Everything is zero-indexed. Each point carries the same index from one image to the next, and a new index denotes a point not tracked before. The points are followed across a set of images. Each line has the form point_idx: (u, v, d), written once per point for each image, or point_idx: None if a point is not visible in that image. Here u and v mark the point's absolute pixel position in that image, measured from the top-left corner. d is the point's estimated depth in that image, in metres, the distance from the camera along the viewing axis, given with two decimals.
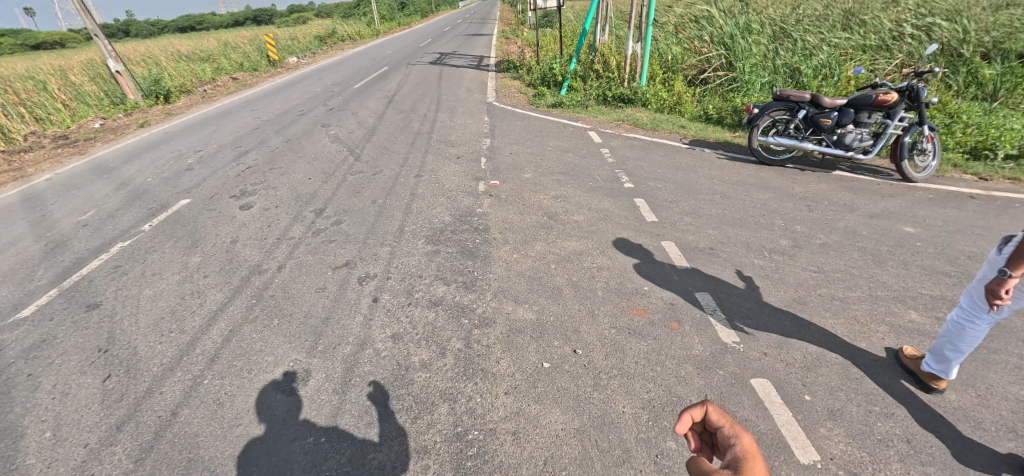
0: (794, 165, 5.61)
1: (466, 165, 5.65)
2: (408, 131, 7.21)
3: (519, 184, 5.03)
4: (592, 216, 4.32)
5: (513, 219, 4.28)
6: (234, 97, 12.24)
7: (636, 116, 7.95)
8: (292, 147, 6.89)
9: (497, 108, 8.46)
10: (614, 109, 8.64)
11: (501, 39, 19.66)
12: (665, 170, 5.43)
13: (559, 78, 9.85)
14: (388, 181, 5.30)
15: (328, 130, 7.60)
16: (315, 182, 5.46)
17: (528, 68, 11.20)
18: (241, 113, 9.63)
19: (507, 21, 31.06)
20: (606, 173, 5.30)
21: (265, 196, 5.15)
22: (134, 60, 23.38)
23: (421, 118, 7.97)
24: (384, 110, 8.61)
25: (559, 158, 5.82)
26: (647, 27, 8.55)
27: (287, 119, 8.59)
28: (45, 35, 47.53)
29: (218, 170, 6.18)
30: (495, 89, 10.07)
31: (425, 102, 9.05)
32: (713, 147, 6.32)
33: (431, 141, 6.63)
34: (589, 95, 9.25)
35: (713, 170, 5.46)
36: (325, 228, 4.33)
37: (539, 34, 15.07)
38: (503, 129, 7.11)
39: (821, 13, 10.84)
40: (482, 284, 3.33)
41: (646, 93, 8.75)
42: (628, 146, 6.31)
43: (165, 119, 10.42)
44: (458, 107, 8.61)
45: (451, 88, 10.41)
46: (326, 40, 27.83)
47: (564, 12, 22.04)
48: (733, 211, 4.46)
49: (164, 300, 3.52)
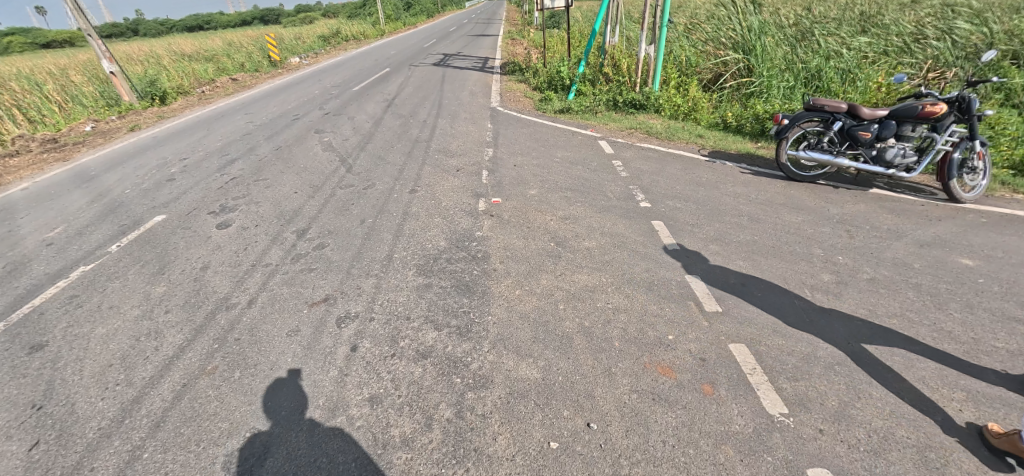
0: (826, 182, 5.09)
1: (466, 179, 5.19)
2: (406, 139, 6.75)
3: (523, 203, 4.55)
4: (605, 242, 3.84)
5: (516, 244, 3.81)
6: (230, 99, 11.85)
7: (649, 124, 7.44)
8: (282, 155, 6.46)
9: (501, 114, 7.99)
10: (625, 115, 8.15)
11: (507, 40, 19.19)
12: (684, 186, 4.94)
13: (567, 82, 9.38)
14: (380, 197, 4.85)
15: (321, 137, 7.16)
16: (301, 196, 5.01)
17: (534, 70, 10.73)
18: (235, 117, 9.21)
19: (512, 21, 30.65)
20: (619, 190, 4.82)
21: (246, 213, 4.72)
22: (137, 60, 23.17)
23: (420, 124, 7.50)
24: (382, 115, 8.16)
25: (567, 172, 5.34)
26: (662, 28, 8.04)
27: (280, 124, 8.16)
28: (54, 34, 47.74)
29: (201, 182, 5.75)
30: (499, 93, 9.58)
31: (425, 107, 8.58)
32: (735, 159, 5.81)
33: (429, 150, 6.18)
34: (598, 100, 8.77)
35: (738, 186, 4.96)
36: (307, 253, 3.88)
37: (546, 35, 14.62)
38: (506, 137, 6.64)
39: (842, 15, 10.31)
40: (478, 330, 2.86)
41: (659, 98, 8.25)
42: (643, 158, 5.81)
43: (157, 122, 10.03)
44: (460, 112, 8.14)
45: (454, 91, 9.95)
46: (330, 40, 27.49)
47: (571, 12, 21.56)
48: (763, 237, 3.97)
49: (116, 342, 3.08)
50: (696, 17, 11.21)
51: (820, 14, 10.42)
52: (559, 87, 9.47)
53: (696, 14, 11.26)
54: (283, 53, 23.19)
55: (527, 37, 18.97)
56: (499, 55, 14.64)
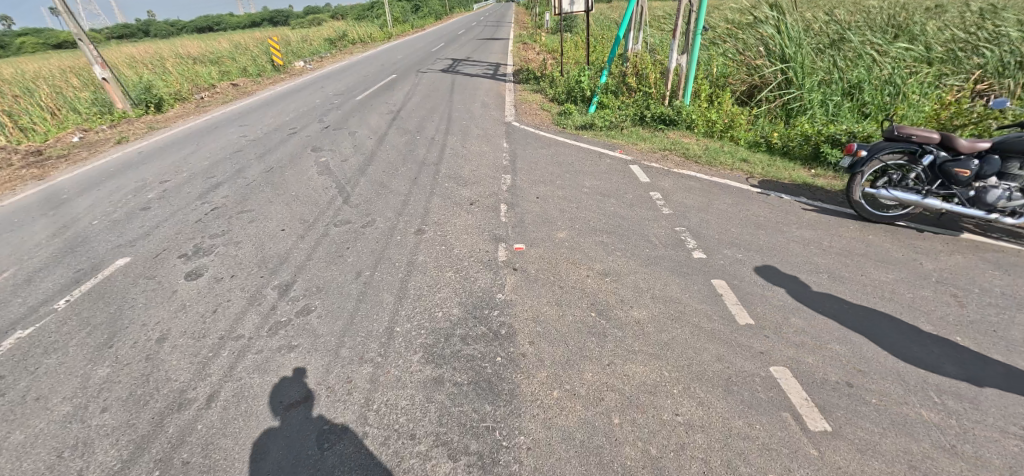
0: (906, 223, 4.29)
1: (481, 214, 4.43)
2: (411, 160, 6.00)
3: (551, 250, 3.79)
4: (659, 311, 3.07)
5: (547, 313, 3.05)
6: (227, 108, 11.16)
7: (683, 143, 6.65)
8: (272, 179, 5.73)
9: (517, 131, 7.22)
10: (654, 132, 7.37)
11: (518, 45, 18.42)
12: (741, 228, 4.18)
13: (588, 93, 8.63)
14: (380, 238, 4.11)
15: (318, 156, 6.42)
16: (289, 235, 4.29)
17: (551, 79, 9.98)
18: (227, 130, 8.50)
19: (522, 23, 29.99)
20: (665, 234, 4.04)
21: (224, 258, 4.01)
22: (141, 63, 22.68)
23: (427, 141, 6.76)
24: (386, 130, 7.42)
25: (600, 206, 4.57)
26: (695, 35, 7.25)
27: (274, 140, 7.44)
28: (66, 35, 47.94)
29: (177, 213, 5.03)
30: (513, 106, 8.82)
31: (433, 121, 7.82)
32: (792, 192, 5.01)
33: (438, 175, 5.42)
34: (622, 114, 7.99)
35: (805, 229, 4.19)
36: (288, 321, 3.15)
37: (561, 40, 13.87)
38: (524, 160, 5.87)
39: (886, 24, 9.48)
40: (507, 462, 2.11)
41: (691, 113, 7.46)
42: (686, 189, 5.03)
43: (147, 134, 9.36)
44: (472, 127, 7.39)
45: (464, 101, 9.20)
46: (337, 43, 26.94)
47: (584, 17, 20.86)
48: (854, 305, 3.20)
49: (32, 458, 2.35)
50: (726, 24, 10.41)
51: (862, 23, 9.60)
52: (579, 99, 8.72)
53: (726, 22, 10.47)
54: (289, 57, 22.64)
55: (540, 42, 18.20)
56: (512, 62, 13.85)
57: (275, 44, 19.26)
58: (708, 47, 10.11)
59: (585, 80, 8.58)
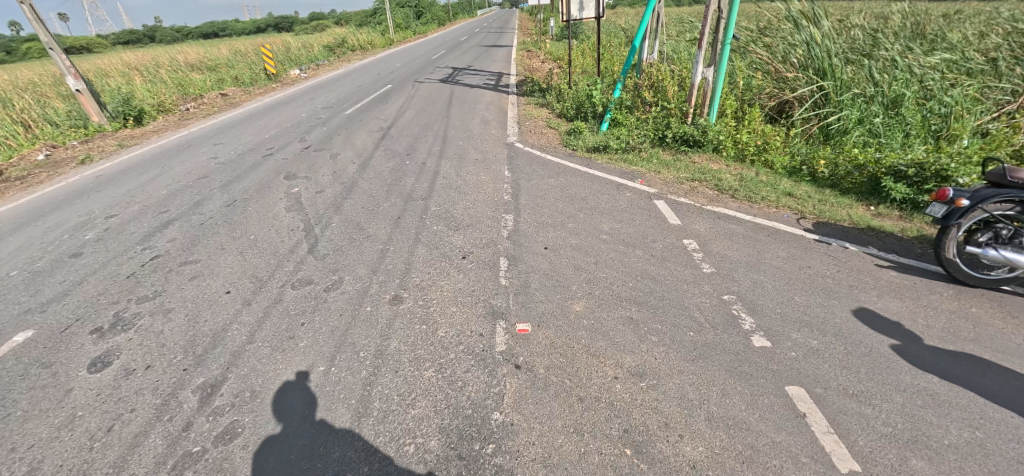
0: (1014, 288, 3.41)
1: (476, 272, 3.53)
2: (395, 192, 5.10)
3: (565, 333, 2.89)
4: (720, 447, 2.18)
5: (562, 451, 2.15)
6: (207, 122, 10.33)
7: (713, 171, 5.74)
8: (231, 217, 4.85)
9: (520, 154, 6.31)
10: (676, 156, 6.47)
11: (522, 52, 17.56)
12: (808, 297, 3.27)
13: (600, 109, 7.74)
14: (345, 309, 3.22)
15: (290, 186, 5.55)
16: (233, 302, 3.41)
17: (558, 92, 9.11)
18: (198, 150, 7.64)
19: (526, 30, 29.25)
20: (711, 306, 3.14)
21: (146, 336, 3.14)
22: (133, 71, 21.98)
23: (416, 168, 5.87)
24: (372, 153, 6.55)
25: (624, 262, 3.67)
26: (724, 45, 6.35)
27: (246, 163, 6.57)
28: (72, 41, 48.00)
29: (110, 263, 4.15)
30: (516, 122, 7.92)
31: (426, 141, 6.92)
32: (857, 241, 4.10)
33: (425, 214, 4.52)
34: (638, 133, 7.10)
35: (889, 300, 3.29)
36: (201, 453, 2.27)
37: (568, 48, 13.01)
38: (528, 193, 4.96)
39: (929, 34, 8.56)
40: None
41: (718, 133, 6.54)
42: (728, 236, 4.12)
43: (114, 152, 8.52)
44: (469, 149, 6.51)
45: (462, 117, 8.32)
46: (336, 50, 26.25)
47: (591, 25, 20.07)
48: (991, 433, 2.29)
49: None
50: (750, 32, 9.51)
51: (901, 34, 8.70)
52: (589, 115, 7.84)
53: (750, 29, 9.57)
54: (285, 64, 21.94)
55: (545, 50, 17.31)
56: (515, 72, 12.98)
57: (269, 51, 18.48)
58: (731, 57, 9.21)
59: (597, 94, 7.70)
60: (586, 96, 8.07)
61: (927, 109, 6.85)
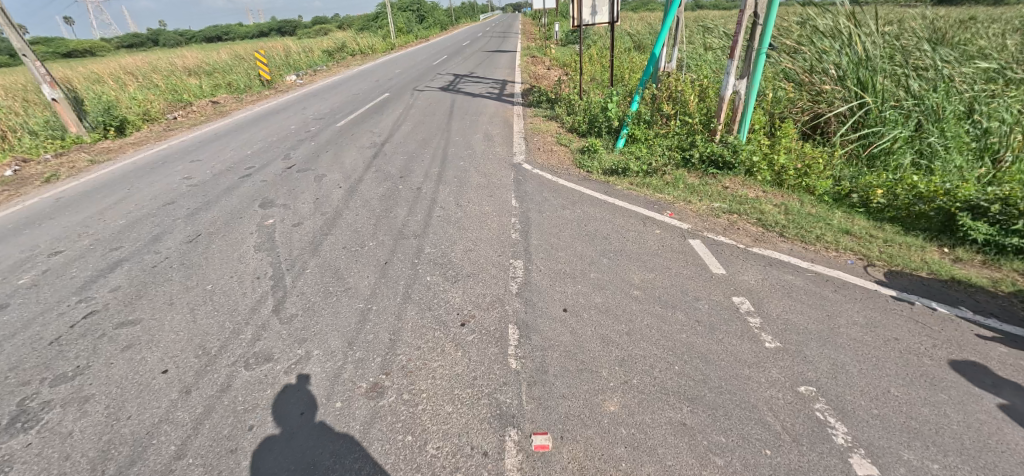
0: None
1: (478, 347, 2.79)
2: (383, 227, 4.35)
3: (598, 450, 2.15)
4: None
5: None
6: (191, 134, 9.64)
7: (750, 199, 4.99)
8: (190, 258, 4.12)
9: (528, 176, 5.54)
10: (704, 179, 5.73)
11: (527, 59, 16.78)
12: (907, 390, 2.53)
13: (616, 123, 7.01)
14: (308, 403, 2.49)
15: (264, 216, 4.81)
16: (168, 389, 2.68)
17: (568, 103, 8.39)
18: (173, 168, 6.93)
19: (531, 35, 28.61)
20: (787, 406, 2.40)
21: (48, 441, 2.41)
22: (129, 76, 21.44)
23: (410, 194, 5.11)
24: (360, 175, 5.81)
25: (664, 331, 2.92)
26: (759, 54, 5.56)
27: (220, 186, 5.85)
28: (76, 44, 47.90)
29: (35, 321, 3.42)
30: (523, 136, 7.17)
31: (422, 160, 6.17)
32: (942, 299, 3.34)
33: (417, 258, 3.78)
34: (660, 152, 6.36)
35: (1012, 393, 2.53)
36: None
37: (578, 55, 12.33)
38: (540, 229, 4.20)
39: (976, 43, 7.79)
40: None
41: (751, 153, 5.79)
42: (787, 292, 3.36)
43: (85, 168, 7.82)
44: (471, 169, 5.76)
45: (464, 131, 7.57)
46: (335, 56, 25.61)
47: (597, 30, 19.39)
48: None
49: None
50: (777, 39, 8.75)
51: (945, 42, 7.92)
52: (604, 130, 7.12)
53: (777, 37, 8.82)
54: (282, 70, 21.27)
55: (551, 55, 16.62)
56: (520, 79, 12.20)
57: (264, 56, 17.78)
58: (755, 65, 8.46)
59: (612, 107, 6.96)
60: (599, 108, 7.32)
61: (985, 127, 6.07)
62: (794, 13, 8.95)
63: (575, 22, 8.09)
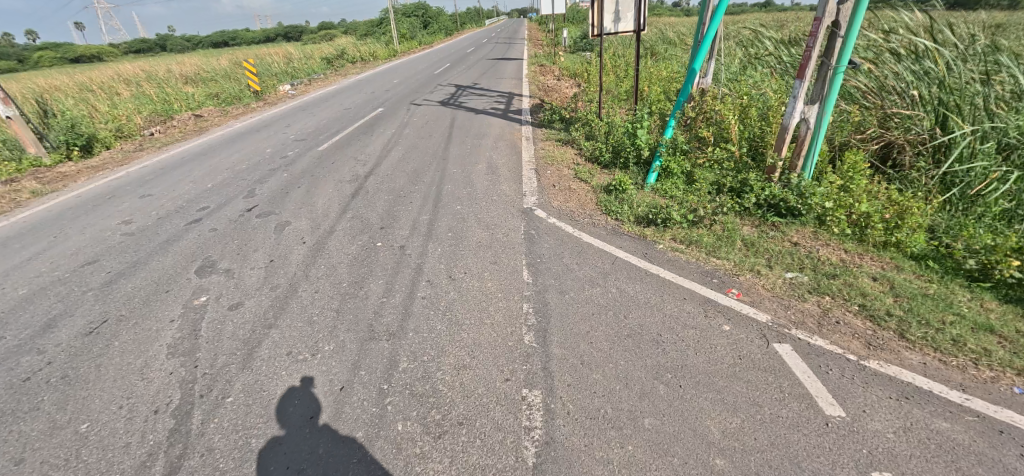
0: None
1: None
2: (348, 318, 3.17)
3: None
4: None
5: None
6: (157, 158, 8.49)
7: (837, 268, 3.79)
8: (80, 367, 2.97)
9: (540, 227, 4.34)
10: (766, 231, 4.52)
11: (535, 68, 15.56)
12: None
13: (647, 153, 5.81)
14: None
15: (197, 292, 3.65)
16: None
17: (587, 125, 7.21)
18: (115, 208, 5.77)
19: (538, 41, 27.49)
20: None
21: None
22: (120, 85, 20.52)
23: (388, 258, 3.91)
24: (330, 223, 4.63)
25: None
26: (837, 74, 4.33)
27: (158, 239, 4.68)
28: (83, 50, 47.65)
29: None
30: (533, 166, 5.97)
31: (409, 202, 4.97)
32: None
33: (388, 381, 2.61)
34: (704, 192, 5.16)
35: None
36: None
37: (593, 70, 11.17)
38: (564, 323, 3.00)
39: None
40: None
41: (824, 199, 4.59)
42: (957, 466, 2.14)
43: (22, 203, 6.68)
44: (470, 216, 4.56)
45: (464, 158, 6.37)
46: (334, 63, 24.51)
47: (609, 38, 18.28)
48: None
49: None
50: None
51: None
52: (632, 161, 5.92)
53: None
54: (277, 78, 20.19)
55: (561, 64, 15.44)
56: (528, 93, 10.99)
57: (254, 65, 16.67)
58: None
59: (643, 134, 5.76)
60: (625, 134, 6.12)
61: None
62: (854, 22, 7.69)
63: (597, 30, 6.91)
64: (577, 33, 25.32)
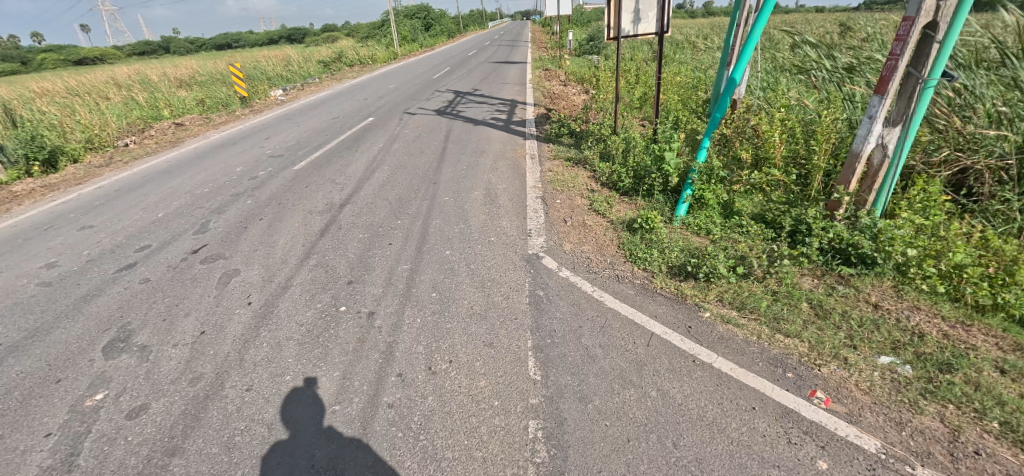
0: None
1: None
2: (306, 392, 2.55)
3: None
4: None
5: None
6: (116, 176, 7.55)
7: (946, 353, 2.86)
8: None
9: (551, 283, 3.39)
10: (835, 290, 3.58)
11: (539, 73, 14.57)
12: None
13: (675, 180, 4.82)
14: None
15: (95, 385, 2.74)
16: None
17: (600, 143, 6.23)
18: (42, 245, 4.84)
19: (542, 43, 26.58)
20: None
21: None
22: (107, 90, 19.65)
23: (351, 333, 2.99)
24: (287, 275, 3.71)
25: None
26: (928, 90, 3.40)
27: (76, 294, 3.77)
28: (81, 52, 47.08)
29: None
30: (540, 193, 5.01)
31: (387, 244, 4.05)
32: None
33: (356, 466, 2.11)
34: (751, 233, 4.18)
35: None
36: None
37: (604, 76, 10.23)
38: (588, 460, 2.08)
39: None
40: None
41: (907, 247, 3.64)
42: None
43: None
44: (461, 265, 3.63)
45: (457, 182, 5.42)
46: (330, 67, 23.63)
47: (618, 45, 17.40)
48: None
49: None
50: (881, 64, 6.54)
51: None
52: (657, 189, 4.92)
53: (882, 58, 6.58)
54: (269, 83, 19.31)
55: (567, 69, 14.50)
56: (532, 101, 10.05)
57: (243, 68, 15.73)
58: (855, 95, 6.24)
59: (671, 157, 4.75)
60: (648, 155, 5.13)
61: None
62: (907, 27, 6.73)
63: (613, 33, 5.96)
64: (583, 34, 24.32)
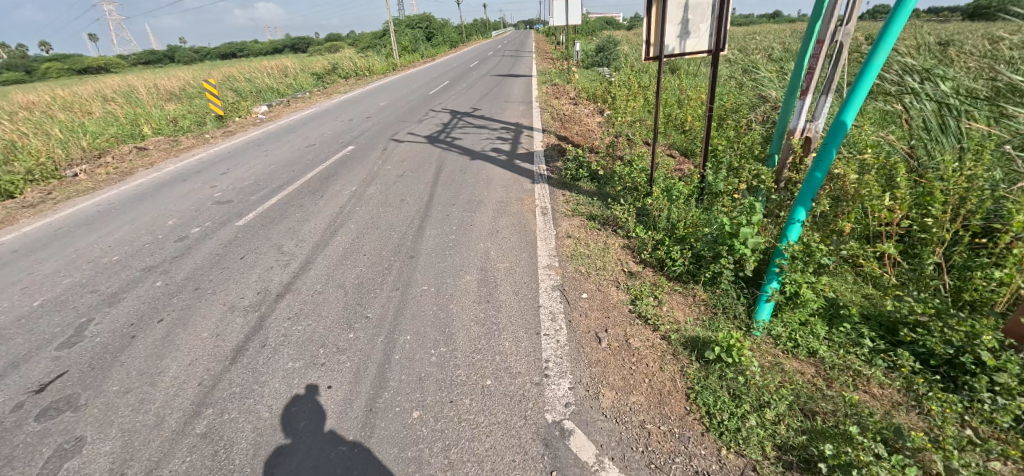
0: None
1: None
2: (297, 419, 2.48)
3: None
4: None
5: None
6: (27, 225, 6.08)
7: None
8: None
9: None
10: None
11: (547, 89, 13.12)
12: None
13: (755, 267, 3.29)
14: None
15: None
16: None
17: (634, 195, 4.73)
18: None
19: (545, 55, 25.38)
20: None
21: None
22: (83, 103, 18.32)
23: (314, 421, 2.45)
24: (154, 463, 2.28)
25: None
26: None
27: None
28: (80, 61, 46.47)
29: None
30: (557, 279, 3.53)
31: (324, 391, 2.61)
32: None
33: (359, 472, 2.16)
34: (890, 386, 2.75)
35: None
36: None
37: (622, 113, 8.95)
38: None
39: None
40: None
41: None
42: None
43: None
44: (441, 449, 2.21)
45: (444, 255, 3.95)
46: (323, 79, 22.34)
47: (629, 63, 16.16)
48: None
49: None
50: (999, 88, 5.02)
51: None
52: (726, 278, 3.39)
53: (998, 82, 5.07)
54: (255, 97, 17.95)
55: (577, 85, 13.08)
56: (540, 126, 8.60)
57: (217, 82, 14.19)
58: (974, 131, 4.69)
59: (752, 237, 3.20)
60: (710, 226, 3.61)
61: None
62: (1012, 58, 5.48)
63: (653, 51, 4.45)
64: (590, 45, 23.04)
